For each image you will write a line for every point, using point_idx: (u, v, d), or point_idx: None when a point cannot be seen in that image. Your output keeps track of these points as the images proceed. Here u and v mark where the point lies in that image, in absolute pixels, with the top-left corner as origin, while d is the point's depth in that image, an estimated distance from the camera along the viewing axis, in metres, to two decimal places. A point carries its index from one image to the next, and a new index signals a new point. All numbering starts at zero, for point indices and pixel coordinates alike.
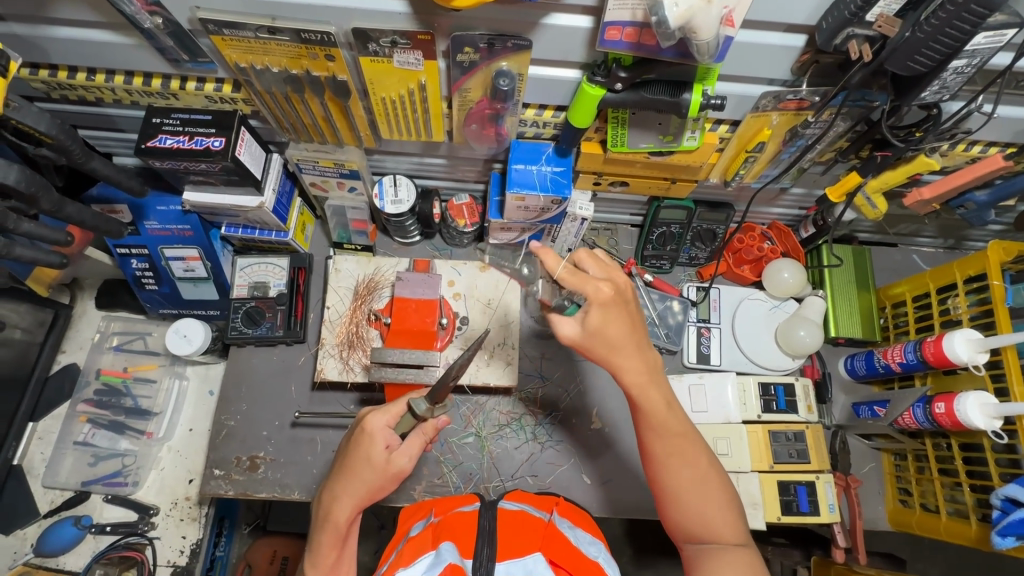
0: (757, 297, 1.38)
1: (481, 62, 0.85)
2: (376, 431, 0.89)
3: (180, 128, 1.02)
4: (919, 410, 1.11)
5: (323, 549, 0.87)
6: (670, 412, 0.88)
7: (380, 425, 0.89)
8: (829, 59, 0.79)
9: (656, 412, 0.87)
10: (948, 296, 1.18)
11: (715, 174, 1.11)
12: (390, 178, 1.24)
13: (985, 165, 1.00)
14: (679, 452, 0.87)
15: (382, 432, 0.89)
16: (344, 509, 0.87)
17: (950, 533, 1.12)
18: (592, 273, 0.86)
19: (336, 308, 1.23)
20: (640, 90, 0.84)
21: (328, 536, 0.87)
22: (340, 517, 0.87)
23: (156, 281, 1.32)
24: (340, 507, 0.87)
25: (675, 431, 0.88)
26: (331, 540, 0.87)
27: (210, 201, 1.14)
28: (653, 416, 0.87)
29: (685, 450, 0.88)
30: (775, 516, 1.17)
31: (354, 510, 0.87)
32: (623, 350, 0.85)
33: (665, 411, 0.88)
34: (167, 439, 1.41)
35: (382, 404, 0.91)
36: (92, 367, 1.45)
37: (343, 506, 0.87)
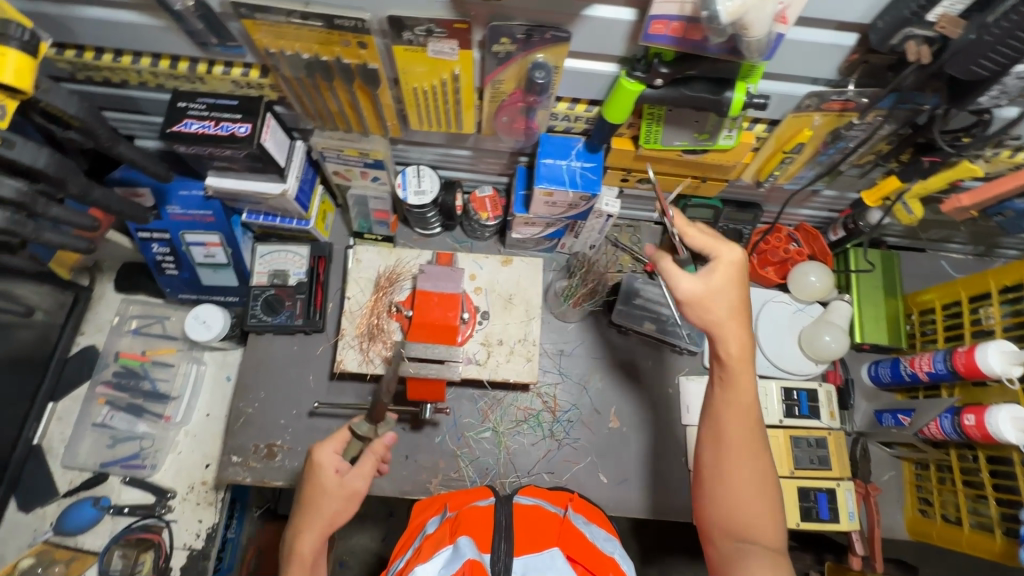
0: (781, 299, 1.35)
1: (517, 53, 0.83)
2: (325, 459, 0.95)
3: (206, 113, 1.01)
4: (947, 421, 1.11)
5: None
6: (748, 404, 0.89)
7: (326, 452, 0.95)
8: (879, 59, 0.76)
9: (738, 400, 0.89)
10: (981, 305, 1.16)
11: (747, 174, 1.09)
12: (414, 168, 1.23)
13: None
14: (746, 445, 0.88)
15: (330, 459, 0.95)
16: (311, 536, 0.91)
17: (973, 547, 1.10)
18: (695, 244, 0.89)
19: (356, 298, 1.22)
20: (680, 87, 0.82)
21: (298, 568, 0.89)
22: (308, 547, 0.91)
23: (177, 266, 1.32)
24: (308, 541, 0.91)
25: (744, 426, 0.88)
26: (299, 572, 0.89)
27: (233, 187, 1.13)
28: (734, 393, 0.89)
29: (754, 445, 0.88)
30: (794, 522, 1.16)
31: (320, 536, 0.92)
32: (729, 324, 0.87)
33: (743, 400, 0.89)
34: (184, 423, 1.42)
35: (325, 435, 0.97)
36: (111, 349, 1.46)
37: (308, 538, 0.91)
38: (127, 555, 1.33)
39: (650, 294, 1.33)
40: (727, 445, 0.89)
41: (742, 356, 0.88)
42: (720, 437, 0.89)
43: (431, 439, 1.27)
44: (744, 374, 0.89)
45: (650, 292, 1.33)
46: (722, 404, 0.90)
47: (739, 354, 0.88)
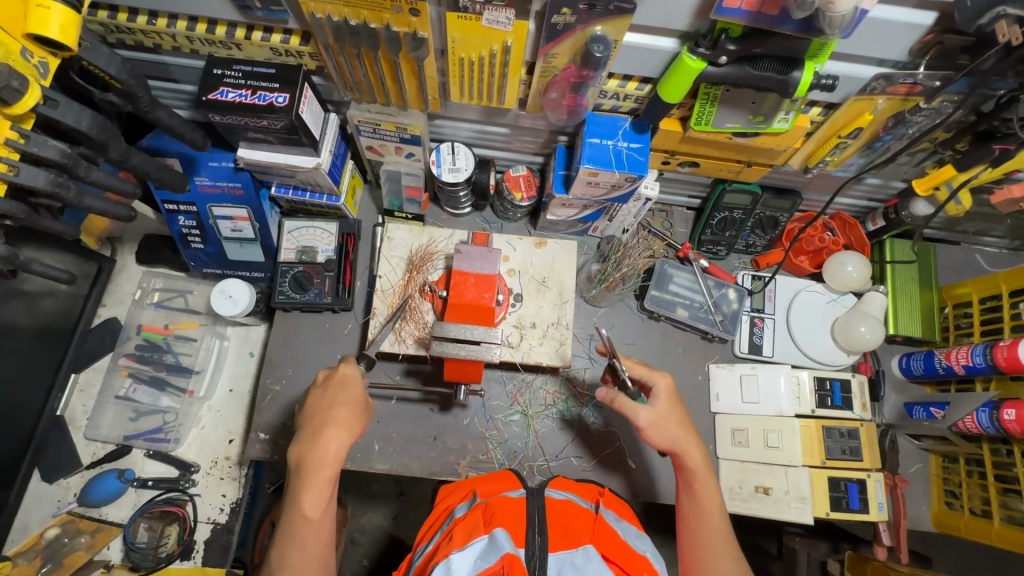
0: (815, 289, 1.33)
1: (577, 25, 0.79)
2: (351, 373, 0.98)
3: (242, 81, 0.97)
4: (983, 415, 1.10)
5: (325, 474, 0.90)
6: (718, 513, 0.98)
7: (349, 370, 0.99)
8: (955, 40, 0.74)
9: (707, 508, 0.98)
10: (1022, 299, 1.14)
11: (796, 159, 1.06)
12: (449, 145, 1.19)
13: None
14: (727, 555, 0.94)
15: (354, 374, 0.99)
16: (340, 438, 0.91)
17: (1003, 541, 1.10)
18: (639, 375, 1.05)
19: (388, 277, 1.20)
20: (745, 65, 0.79)
21: (328, 464, 0.90)
22: (337, 447, 0.91)
23: (203, 239, 1.30)
24: (336, 441, 0.91)
25: (718, 539, 0.95)
26: (330, 468, 0.90)
27: (266, 159, 1.10)
28: (698, 491, 0.99)
29: (731, 549, 0.95)
30: (824, 511, 1.17)
31: (349, 437, 0.92)
32: (686, 438, 1.00)
33: (712, 508, 0.98)
34: (207, 398, 1.41)
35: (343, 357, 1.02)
36: (133, 322, 1.45)
37: (338, 435, 0.92)
38: (153, 526, 1.34)
39: (684, 280, 1.32)
40: (709, 555, 0.94)
41: (703, 475, 0.99)
42: (704, 549, 0.95)
43: (459, 421, 1.26)
44: (709, 484, 0.99)
45: (683, 277, 1.32)
46: (694, 517, 0.98)
47: (701, 474, 0.99)
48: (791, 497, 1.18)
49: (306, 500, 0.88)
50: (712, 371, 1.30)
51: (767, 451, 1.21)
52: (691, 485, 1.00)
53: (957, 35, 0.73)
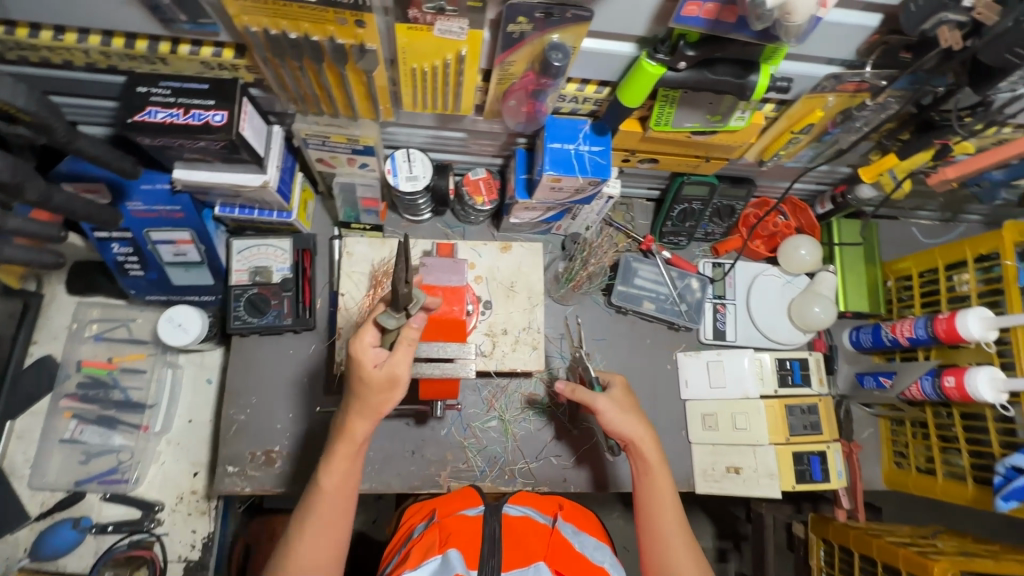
0: (771, 272, 1.38)
1: (533, 33, 0.77)
2: (361, 353, 0.85)
3: (172, 99, 0.89)
4: (927, 383, 1.18)
5: (334, 476, 0.91)
6: (675, 506, 1.00)
7: (365, 345, 0.85)
8: (899, 41, 0.76)
9: (664, 506, 1.00)
10: (956, 272, 1.22)
11: (751, 153, 1.08)
12: (403, 152, 1.15)
13: (1013, 147, 0.99)
14: (685, 546, 0.96)
15: (368, 353, 0.85)
16: (351, 438, 0.91)
17: (946, 494, 1.19)
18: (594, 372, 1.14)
19: (351, 295, 1.15)
20: (704, 69, 0.78)
21: (338, 464, 0.91)
22: (344, 447, 0.91)
23: (142, 266, 1.20)
24: (343, 442, 0.91)
25: (675, 531, 0.97)
26: (341, 467, 0.91)
27: (206, 180, 1.02)
28: (656, 480, 1.02)
29: (689, 540, 0.98)
30: (791, 485, 1.24)
31: (359, 440, 0.91)
32: (641, 429, 1.03)
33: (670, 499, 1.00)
34: (165, 432, 1.34)
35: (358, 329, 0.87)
36: (72, 359, 1.33)
37: (354, 435, 0.91)
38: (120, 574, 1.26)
39: (649, 273, 1.34)
40: (670, 545, 0.96)
41: (657, 468, 1.02)
42: (662, 540, 0.97)
43: (437, 432, 1.25)
44: (664, 477, 1.01)
45: (648, 271, 1.34)
46: (652, 511, 1.00)
47: (656, 465, 1.02)
48: (759, 474, 1.24)
49: (318, 503, 0.90)
50: (680, 359, 1.34)
51: (734, 433, 1.26)
52: (648, 475, 1.02)
53: (901, 35, 0.75)
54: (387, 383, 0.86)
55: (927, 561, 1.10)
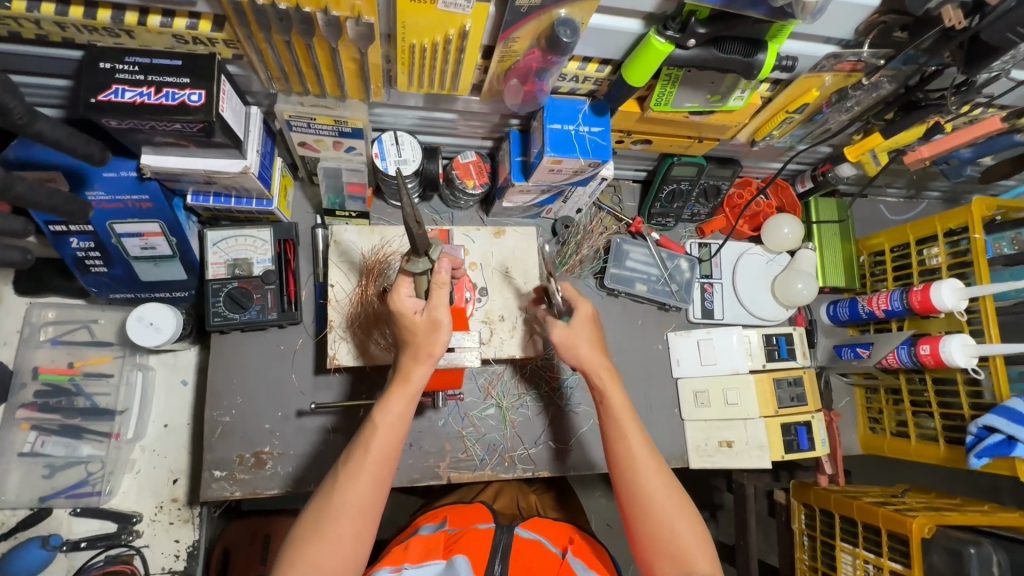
0: (755, 251, 1.42)
1: (541, 7, 0.73)
2: (401, 303, 0.87)
3: (140, 77, 0.81)
4: (904, 351, 1.24)
5: (372, 457, 0.86)
6: (637, 428, 0.94)
7: (402, 296, 0.87)
8: (898, 21, 0.77)
9: (628, 433, 0.93)
10: (926, 246, 1.28)
11: (743, 133, 1.09)
12: (390, 134, 1.09)
13: (983, 126, 1.05)
14: (653, 466, 0.91)
15: (406, 303, 0.87)
16: (391, 411, 0.88)
17: (920, 455, 1.27)
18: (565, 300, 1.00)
19: (341, 286, 1.10)
20: (713, 47, 0.77)
21: (379, 442, 0.87)
22: (387, 427, 0.87)
23: (105, 262, 1.10)
24: (386, 419, 0.87)
25: (643, 453, 0.92)
26: (380, 445, 0.87)
27: (179, 166, 0.94)
28: (613, 409, 0.95)
29: (658, 461, 0.92)
30: (780, 455, 1.29)
31: (398, 417, 0.88)
32: (592, 357, 0.97)
33: (630, 418, 0.94)
34: (138, 439, 1.25)
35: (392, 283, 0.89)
36: (27, 365, 1.22)
37: (393, 405, 0.88)
38: None
39: (639, 254, 1.35)
40: (637, 468, 0.91)
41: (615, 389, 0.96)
42: (628, 467, 0.92)
43: (434, 423, 1.22)
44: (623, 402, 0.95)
45: (638, 252, 1.34)
46: (616, 437, 0.94)
47: (612, 385, 0.96)
48: (751, 446, 1.28)
49: (352, 487, 0.84)
50: (672, 339, 1.35)
51: (727, 408, 1.30)
52: (604, 399, 0.96)
53: (899, 14, 0.77)
54: (430, 327, 0.87)
55: (906, 518, 1.17)
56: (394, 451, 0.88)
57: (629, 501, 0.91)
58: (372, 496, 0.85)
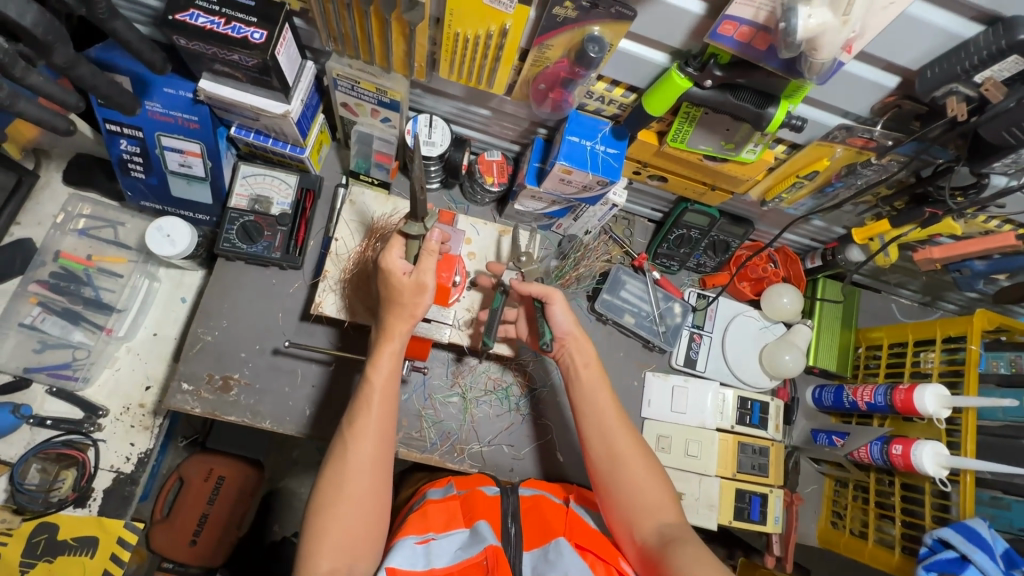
0: (751, 314, 1.41)
1: (576, 21, 0.80)
2: (391, 263, 0.91)
3: (216, 8, 0.91)
4: (876, 448, 1.21)
5: (376, 415, 0.88)
6: (605, 387, 0.98)
7: (393, 257, 0.92)
8: (911, 107, 0.80)
9: (594, 391, 0.98)
10: (923, 349, 1.26)
11: (755, 190, 1.12)
12: (427, 116, 1.17)
13: (996, 239, 1.04)
14: (621, 425, 0.94)
15: (396, 263, 0.91)
16: (383, 367, 0.91)
17: (872, 559, 1.22)
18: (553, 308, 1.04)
19: (345, 241, 1.16)
20: (728, 93, 0.82)
21: (381, 400, 0.90)
22: (383, 383, 0.90)
23: (145, 168, 1.19)
24: (380, 375, 0.91)
25: (611, 411, 0.96)
26: (380, 402, 0.89)
27: (229, 96, 1.03)
28: (588, 388, 0.98)
29: (622, 419, 0.96)
30: (727, 519, 1.26)
31: (391, 372, 0.92)
32: (569, 335, 1.03)
33: (597, 376, 1.00)
34: (127, 339, 1.32)
35: (385, 245, 0.93)
36: (51, 247, 1.31)
37: (383, 362, 0.91)
38: (47, 469, 1.26)
39: (635, 288, 1.37)
40: (606, 426, 0.94)
41: (588, 352, 1.02)
42: (597, 424, 0.95)
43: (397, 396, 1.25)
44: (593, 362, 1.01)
45: (635, 286, 1.36)
46: (585, 398, 0.98)
47: (585, 347, 1.02)
48: (700, 504, 1.26)
49: (360, 444, 0.86)
50: (648, 378, 1.35)
51: (686, 459, 1.29)
52: (575, 379, 1.00)
53: (913, 101, 0.79)
54: (416, 289, 0.91)
55: None
56: (394, 404, 0.91)
57: (599, 459, 0.92)
58: (380, 451, 0.87)
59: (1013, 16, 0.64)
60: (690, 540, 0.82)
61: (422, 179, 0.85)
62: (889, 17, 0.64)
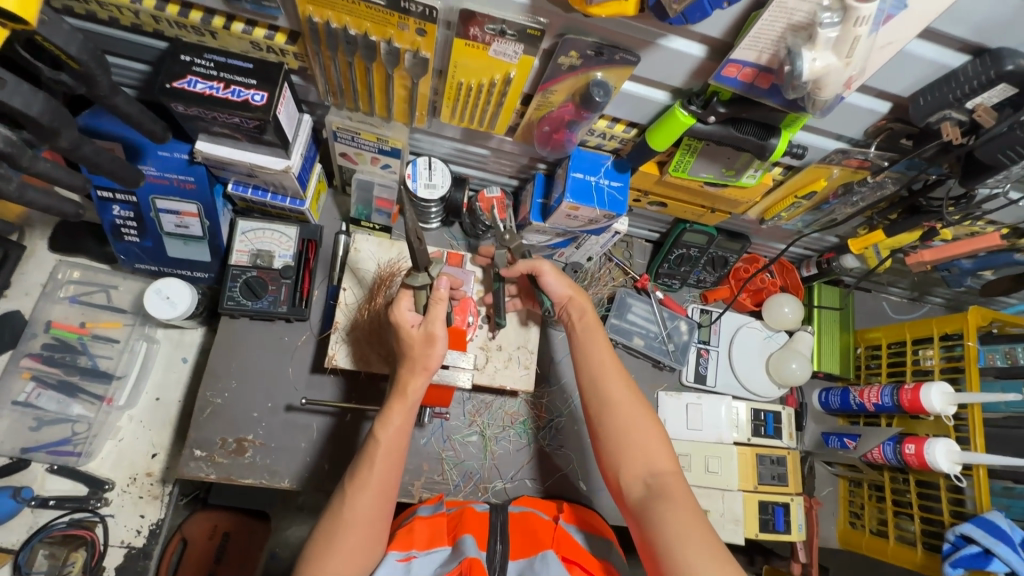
0: (753, 325, 1.44)
1: (580, 67, 0.82)
2: (401, 315, 0.91)
3: (213, 72, 0.90)
4: (889, 448, 1.24)
5: (378, 471, 0.87)
6: (603, 340, 0.99)
7: (402, 309, 0.91)
8: (904, 129, 0.84)
9: (595, 344, 0.99)
10: (922, 347, 1.31)
11: (753, 210, 1.16)
12: (425, 159, 1.17)
13: (983, 240, 1.09)
14: (616, 377, 0.94)
15: (405, 316, 0.91)
16: (391, 424, 0.89)
17: (895, 557, 1.25)
18: (551, 282, 1.05)
19: (352, 291, 1.15)
20: (731, 126, 0.84)
21: (385, 456, 0.88)
22: (390, 440, 0.89)
23: (139, 232, 1.17)
24: (387, 432, 0.89)
25: (607, 362, 0.96)
26: (384, 459, 0.88)
27: (227, 156, 1.02)
28: (587, 342, 0.99)
29: (620, 370, 0.96)
30: (754, 532, 1.27)
31: (398, 430, 0.89)
32: (575, 294, 1.05)
33: (595, 330, 1.01)
34: (129, 408, 1.28)
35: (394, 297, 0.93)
36: (41, 318, 1.26)
37: (393, 418, 0.90)
38: (55, 554, 1.20)
39: (641, 310, 1.38)
40: (601, 375, 0.95)
41: (586, 310, 1.04)
42: (595, 373, 0.96)
43: (416, 441, 1.23)
44: (592, 318, 1.02)
45: (640, 308, 1.38)
46: (583, 352, 0.99)
47: (584, 305, 1.04)
48: (726, 519, 1.27)
49: (360, 498, 0.85)
50: (661, 398, 1.36)
51: (707, 476, 1.30)
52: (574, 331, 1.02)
53: (905, 124, 0.83)
54: (426, 340, 0.90)
55: None
56: (400, 461, 0.90)
57: (595, 407, 0.94)
58: (379, 507, 0.86)
59: (998, 48, 0.68)
60: (679, 495, 0.82)
61: (415, 219, 0.84)
62: (884, 57, 0.68)
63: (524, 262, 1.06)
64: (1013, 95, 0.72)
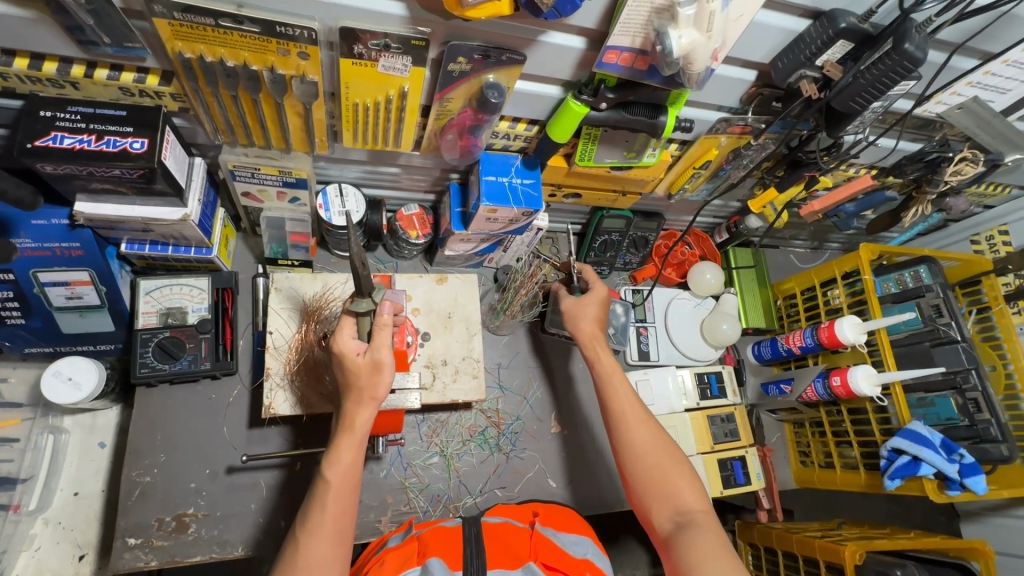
0: (683, 296, 1.51)
1: (471, 72, 0.83)
2: (344, 345, 0.86)
3: (81, 125, 0.83)
4: (820, 385, 1.33)
5: (332, 511, 0.83)
6: (624, 382, 1.11)
7: (345, 338, 0.87)
8: (771, 93, 0.93)
9: (617, 392, 1.09)
10: (830, 288, 1.43)
11: (660, 187, 1.22)
12: (335, 187, 1.14)
13: (858, 184, 1.19)
14: (637, 416, 1.06)
15: (349, 345, 0.87)
16: (341, 462, 0.85)
17: (845, 483, 1.34)
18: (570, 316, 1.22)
19: (280, 332, 1.07)
20: (622, 110, 0.89)
21: (338, 495, 0.84)
22: (340, 478, 0.84)
23: (24, 313, 1.05)
24: (336, 470, 0.85)
25: (629, 403, 1.07)
26: (336, 501, 0.84)
27: (113, 213, 0.93)
28: (611, 382, 1.11)
29: (642, 416, 1.06)
30: (719, 490, 1.33)
31: (350, 466, 0.86)
32: (595, 338, 1.18)
33: (616, 373, 1.12)
34: (41, 510, 1.14)
35: (336, 325, 0.89)
36: None
37: (342, 454, 0.86)
38: None
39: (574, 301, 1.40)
40: (626, 415, 1.06)
41: (602, 351, 1.16)
42: (621, 420, 1.06)
43: (375, 475, 1.19)
44: (610, 362, 1.13)
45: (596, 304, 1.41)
46: (608, 392, 1.10)
47: (601, 349, 1.16)
48: None
49: (313, 544, 0.80)
50: None
51: None
52: (597, 363, 1.15)
53: (772, 88, 0.92)
54: (373, 368, 0.86)
55: (838, 548, 1.21)
56: (352, 499, 0.86)
57: (621, 446, 1.05)
58: (335, 550, 0.81)
59: (831, 10, 0.77)
60: (706, 529, 0.92)
61: (362, 247, 0.75)
62: (741, 27, 0.74)
63: (557, 284, 1.31)
64: (852, 48, 0.81)
